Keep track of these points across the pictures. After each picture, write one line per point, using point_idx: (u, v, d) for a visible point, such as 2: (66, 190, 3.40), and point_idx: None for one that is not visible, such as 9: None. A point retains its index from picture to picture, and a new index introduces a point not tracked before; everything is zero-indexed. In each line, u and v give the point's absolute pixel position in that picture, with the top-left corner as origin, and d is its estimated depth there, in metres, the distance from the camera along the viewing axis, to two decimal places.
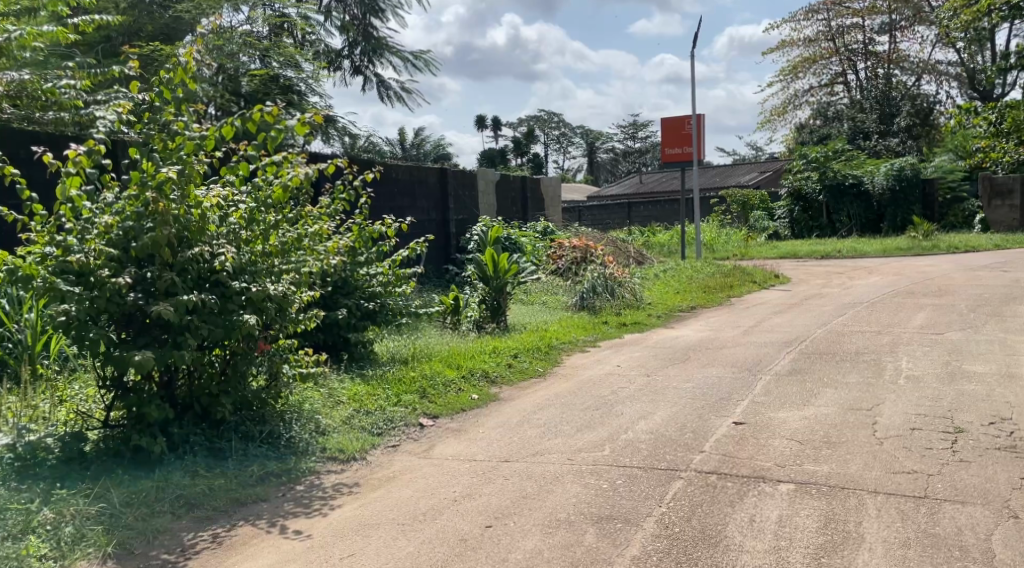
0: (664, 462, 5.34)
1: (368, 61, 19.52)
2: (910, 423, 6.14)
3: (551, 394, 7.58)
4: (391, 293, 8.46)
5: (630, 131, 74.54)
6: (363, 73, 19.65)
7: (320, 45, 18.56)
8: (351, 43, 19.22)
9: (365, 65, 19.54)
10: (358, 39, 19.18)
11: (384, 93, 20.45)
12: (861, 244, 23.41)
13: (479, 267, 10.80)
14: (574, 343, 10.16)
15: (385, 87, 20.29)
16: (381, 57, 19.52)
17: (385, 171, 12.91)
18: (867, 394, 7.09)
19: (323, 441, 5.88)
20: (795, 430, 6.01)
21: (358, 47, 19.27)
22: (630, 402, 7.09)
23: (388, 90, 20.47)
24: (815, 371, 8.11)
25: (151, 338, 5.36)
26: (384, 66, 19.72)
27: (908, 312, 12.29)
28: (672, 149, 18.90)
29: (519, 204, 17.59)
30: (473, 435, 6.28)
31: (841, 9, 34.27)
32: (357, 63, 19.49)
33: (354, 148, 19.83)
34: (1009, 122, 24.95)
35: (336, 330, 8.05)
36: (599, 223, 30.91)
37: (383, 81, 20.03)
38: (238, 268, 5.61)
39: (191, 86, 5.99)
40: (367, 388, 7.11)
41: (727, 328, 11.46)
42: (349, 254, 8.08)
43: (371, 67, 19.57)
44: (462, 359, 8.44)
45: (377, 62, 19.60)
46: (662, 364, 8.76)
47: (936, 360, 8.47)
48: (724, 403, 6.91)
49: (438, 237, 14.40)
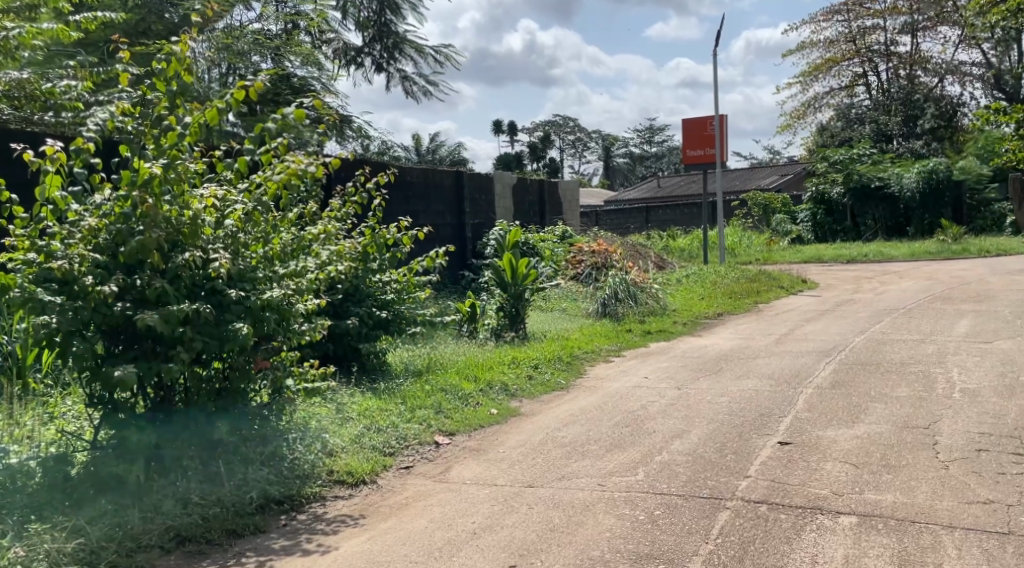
0: (706, 489, 4.79)
1: (389, 57, 19.21)
2: (975, 444, 5.62)
3: (576, 408, 7.05)
4: (405, 301, 7.98)
5: (646, 135, 73.90)
6: (384, 70, 19.32)
7: (338, 44, 18.31)
8: (370, 40, 18.91)
9: (387, 60, 19.24)
10: (376, 36, 18.82)
11: (408, 88, 20.00)
12: (888, 248, 22.73)
13: (495, 273, 10.33)
14: (598, 352, 9.60)
15: (408, 82, 19.86)
16: (400, 54, 19.11)
17: (400, 174, 12.48)
18: (921, 410, 6.55)
19: (329, 463, 5.37)
20: (848, 451, 5.47)
21: (379, 43, 18.97)
22: (663, 418, 6.56)
23: (413, 85, 20.05)
24: (859, 384, 7.54)
25: (140, 351, 4.85)
26: (407, 61, 19.29)
27: (950, 319, 11.68)
28: (695, 151, 18.37)
29: (538, 207, 17.10)
30: (493, 455, 5.77)
31: (862, 10, 33.59)
32: (379, 60, 19.19)
33: (371, 149, 19.46)
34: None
35: (347, 343, 7.61)
36: (617, 227, 30.26)
37: (405, 77, 19.55)
38: (237, 273, 5.14)
39: (186, 78, 5.53)
40: (378, 403, 6.58)
41: (758, 336, 10.87)
42: (361, 260, 7.62)
43: (393, 63, 19.24)
44: (479, 370, 7.94)
45: (397, 58, 19.20)
46: (692, 377, 8.21)
47: (989, 373, 7.90)
48: (764, 420, 6.35)
49: (455, 243, 13.92)
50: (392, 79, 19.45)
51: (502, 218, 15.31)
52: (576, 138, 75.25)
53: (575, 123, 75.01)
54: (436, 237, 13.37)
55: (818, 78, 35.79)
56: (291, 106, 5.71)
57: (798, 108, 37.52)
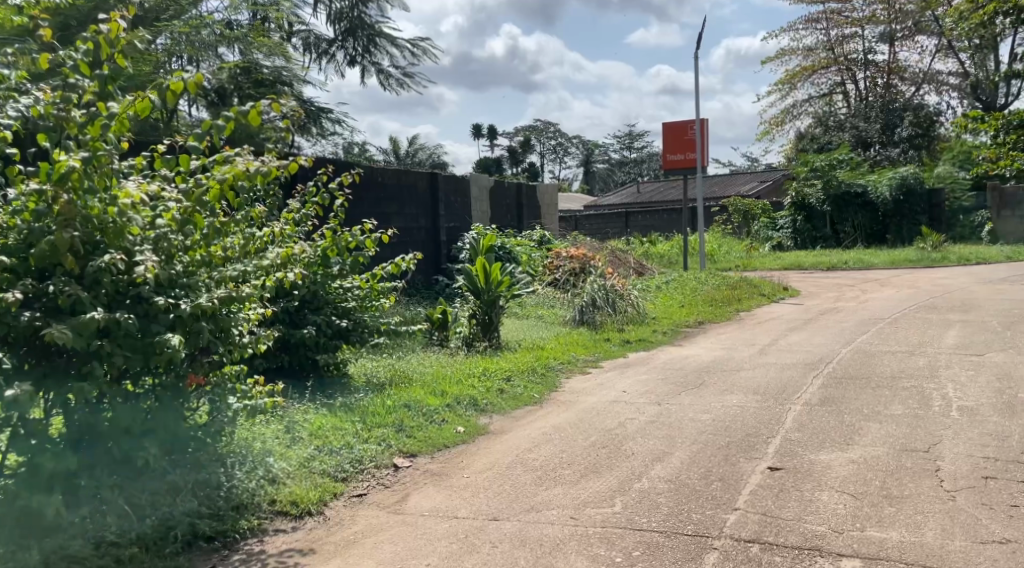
0: (690, 524, 4.30)
1: (364, 51, 18.64)
2: (980, 470, 5.17)
3: (548, 426, 6.52)
4: (367, 309, 7.42)
5: (626, 141, 73.72)
6: (359, 63, 18.76)
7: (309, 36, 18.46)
8: (343, 33, 18.40)
9: (362, 54, 18.68)
10: (349, 29, 18.33)
11: (384, 81, 19.47)
12: (868, 255, 22.44)
13: (468, 278, 9.77)
14: (574, 363, 9.10)
15: (384, 76, 19.32)
16: (375, 47, 18.56)
17: (369, 175, 11.91)
18: (919, 430, 6.10)
19: (271, 491, 4.81)
20: (845, 479, 5.00)
21: (352, 36, 18.44)
22: (643, 438, 6.05)
23: (388, 78, 19.53)
24: (850, 401, 7.07)
25: (52, 366, 4.27)
26: (383, 54, 18.74)
27: (937, 329, 11.29)
28: (674, 155, 17.94)
29: (514, 210, 16.58)
30: (455, 481, 5.24)
31: (840, 18, 33.39)
32: (352, 53, 18.66)
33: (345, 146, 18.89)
34: None
35: (302, 354, 7.05)
36: (597, 232, 29.75)
37: (380, 71, 18.99)
38: (168, 280, 4.60)
39: (120, 62, 4.93)
40: (333, 420, 6.02)
41: (740, 347, 10.40)
42: (320, 264, 7.09)
43: (367, 57, 18.68)
44: (447, 383, 7.40)
45: (372, 51, 18.64)
46: (673, 390, 7.73)
47: (986, 389, 7.49)
48: (751, 442, 5.85)
49: (428, 247, 13.37)
50: (367, 72, 18.90)
51: (478, 221, 14.77)
52: (556, 143, 74.79)
53: (555, 128, 74.63)
54: (407, 242, 12.80)
55: (796, 86, 35.62)
56: (246, 103, 5.20)
57: (777, 115, 37.33)
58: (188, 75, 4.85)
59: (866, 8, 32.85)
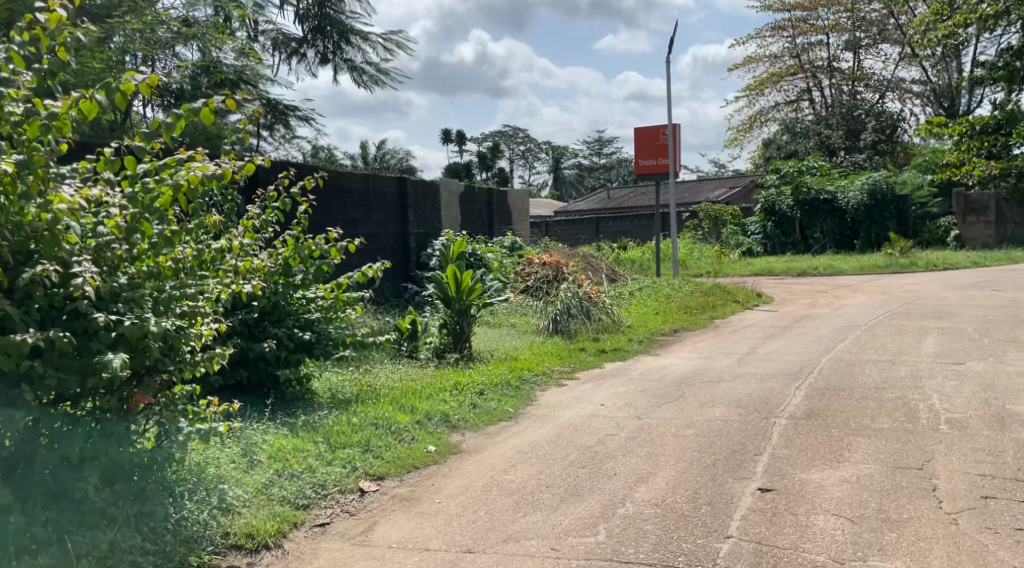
0: (680, 556, 4.06)
1: (335, 48, 18.31)
2: (979, 489, 4.92)
3: (524, 444, 6.18)
4: (332, 321, 7.02)
5: (595, 147, 73.74)
6: (331, 61, 18.43)
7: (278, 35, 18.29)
8: (312, 30, 18.09)
9: (334, 50, 18.34)
10: (317, 27, 18.02)
11: (357, 79, 19.08)
12: (838, 261, 22.37)
13: (438, 286, 9.38)
14: (549, 375, 8.78)
15: (357, 73, 18.93)
16: (347, 44, 18.21)
17: (334, 179, 11.52)
18: (910, 446, 5.84)
19: (225, 523, 4.44)
20: (840, 500, 4.72)
21: (322, 34, 18.13)
22: (624, 456, 5.73)
23: (362, 75, 19.14)
24: (836, 414, 6.82)
25: None
26: (355, 50, 18.41)
27: (915, 337, 11.12)
28: (646, 161, 17.70)
29: (486, 217, 16.25)
30: (426, 507, 4.89)
31: (805, 27, 33.54)
32: (323, 51, 18.34)
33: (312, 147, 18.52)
34: (979, 141, 24.13)
35: (262, 370, 6.66)
36: (568, 238, 29.53)
37: (353, 68, 18.62)
38: (109, 293, 4.21)
39: (61, 53, 4.49)
40: (295, 441, 5.64)
41: (718, 356, 10.13)
42: (280, 273, 6.68)
43: (339, 54, 18.35)
44: (416, 398, 7.04)
45: (344, 48, 18.30)
46: (653, 403, 7.43)
47: (972, 400, 7.28)
48: (739, 459, 5.57)
49: (397, 253, 12.99)
50: (339, 70, 18.54)
51: (448, 227, 14.41)
52: (526, 149, 74.57)
53: (524, 134, 74.51)
54: (375, 249, 12.42)
55: (763, 93, 35.72)
56: (201, 101, 4.80)
57: (744, 121, 37.40)
58: (140, 76, 4.39)
59: (830, 15, 32.97)
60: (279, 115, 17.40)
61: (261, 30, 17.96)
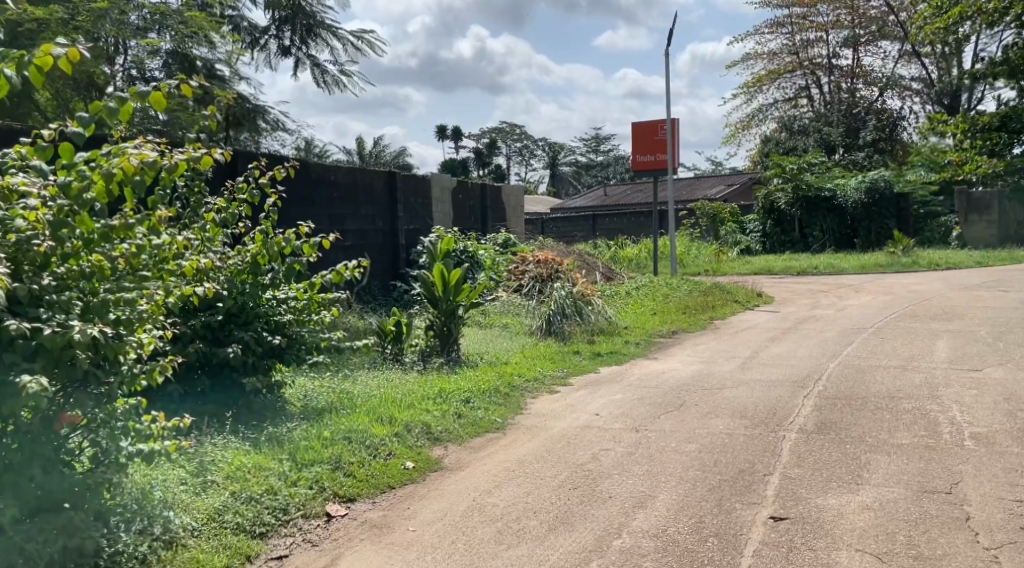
0: None
1: (301, 41, 17.86)
2: (1017, 518, 4.41)
3: (512, 460, 5.66)
4: (305, 324, 6.46)
5: (592, 144, 73.22)
6: (293, 55, 17.99)
7: (242, 22, 17.72)
8: (280, 21, 17.62)
9: (297, 44, 17.89)
10: (286, 19, 17.56)
11: (319, 77, 18.53)
12: (838, 260, 21.84)
13: (425, 286, 8.84)
14: (541, 381, 8.21)
15: (320, 71, 18.40)
16: (313, 37, 17.78)
17: (320, 173, 10.97)
18: (934, 465, 5.31)
19: (167, 557, 3.97)
20: (864, 532, 4.21)
21: (289, 25, 17.64)
22: (621, 475, 5.21)
23: (325, 74, 18.59)
24: (850, 427, 6.29)
25: None
26: (320, 45, 17.96)
27: (926, 340, 10.60)
28: (644, 156, 17.15)
29: (478, 213, 15.70)
30: (400, 536, 4.39)
31: (805, 23, 33.02)
32: (288, 43, 17.85)
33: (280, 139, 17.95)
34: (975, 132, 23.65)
35: (226, 378, 6.17)
36: (564, 234, 28.92)
37: (317, 65, 18.12)
38: (28, 296, 3.70)
39: None
40: (258, 458, 5.11)
41: (720, 360, 9.59)
42: (248, 273, 6.13)
43: (303, 47, 17.91)
44: (396, 407, 6.49)
45: (310, 42, 17.88)
46: (652, 413, 6.90)
47: (996, 411, 6.74)
48: (747, 480, 5.05)
49: (386, 249, 12.45)
50: (302, 64, 18.04)
51: (439, 224, 13.84)
52: (523, 145, 73.91)
53: (521, 131, 73.91)
54: (364, 245, 11.86)
55: (761, 90, 35.17)
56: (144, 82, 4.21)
57: (742, 119, 36.82)
58: (60, 50, 3.74)
59: (831, 12, 32.40)
60: (249, 110, 16.82)
61: (226, 16, 17.41)
